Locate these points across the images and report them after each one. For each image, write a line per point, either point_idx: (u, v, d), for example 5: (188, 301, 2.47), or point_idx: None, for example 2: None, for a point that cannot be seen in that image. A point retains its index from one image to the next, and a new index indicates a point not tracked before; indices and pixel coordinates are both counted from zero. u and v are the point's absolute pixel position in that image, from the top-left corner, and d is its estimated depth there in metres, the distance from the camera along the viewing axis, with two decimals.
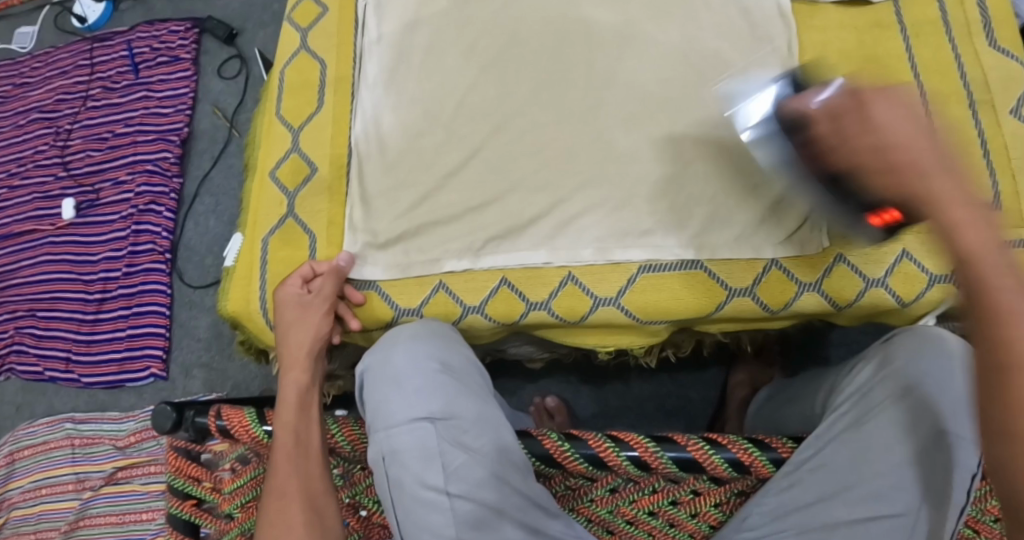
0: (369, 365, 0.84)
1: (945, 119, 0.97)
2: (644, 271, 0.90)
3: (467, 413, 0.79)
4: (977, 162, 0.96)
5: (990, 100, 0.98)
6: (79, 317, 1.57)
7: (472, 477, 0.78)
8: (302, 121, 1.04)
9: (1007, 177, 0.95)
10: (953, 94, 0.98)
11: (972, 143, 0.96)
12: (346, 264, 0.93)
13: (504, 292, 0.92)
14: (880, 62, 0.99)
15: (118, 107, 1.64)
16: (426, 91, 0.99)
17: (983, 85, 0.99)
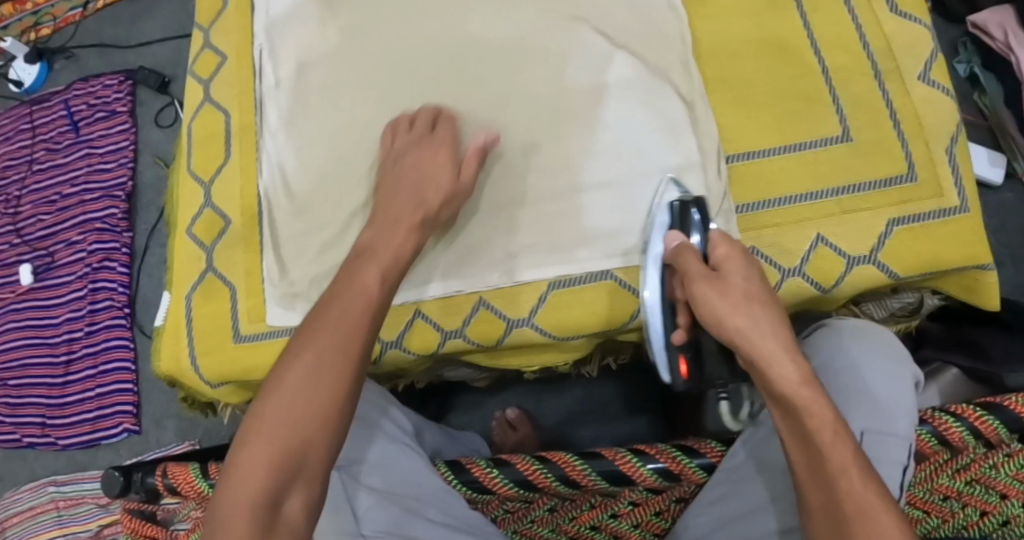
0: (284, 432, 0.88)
1: (850, 95, 0.94)
2: (555, 288, 0.89)
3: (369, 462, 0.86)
4: (890, 135, 0.92)
5: (895, 67, 0.96)
6: (48, 382, 1.58)
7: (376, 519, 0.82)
8: (211, 174, 1.04)
9: (921, 146, 0.92)
10: (858, 66, 0.96)
11: (882, 115, 0.93)
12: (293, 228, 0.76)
13: (420, 324, 0.91)
14: (783, 46, 0.96)
15: (62, 168, 1.64)
16: (325, 132, 0.99)
17: (887, 53, 0.96)
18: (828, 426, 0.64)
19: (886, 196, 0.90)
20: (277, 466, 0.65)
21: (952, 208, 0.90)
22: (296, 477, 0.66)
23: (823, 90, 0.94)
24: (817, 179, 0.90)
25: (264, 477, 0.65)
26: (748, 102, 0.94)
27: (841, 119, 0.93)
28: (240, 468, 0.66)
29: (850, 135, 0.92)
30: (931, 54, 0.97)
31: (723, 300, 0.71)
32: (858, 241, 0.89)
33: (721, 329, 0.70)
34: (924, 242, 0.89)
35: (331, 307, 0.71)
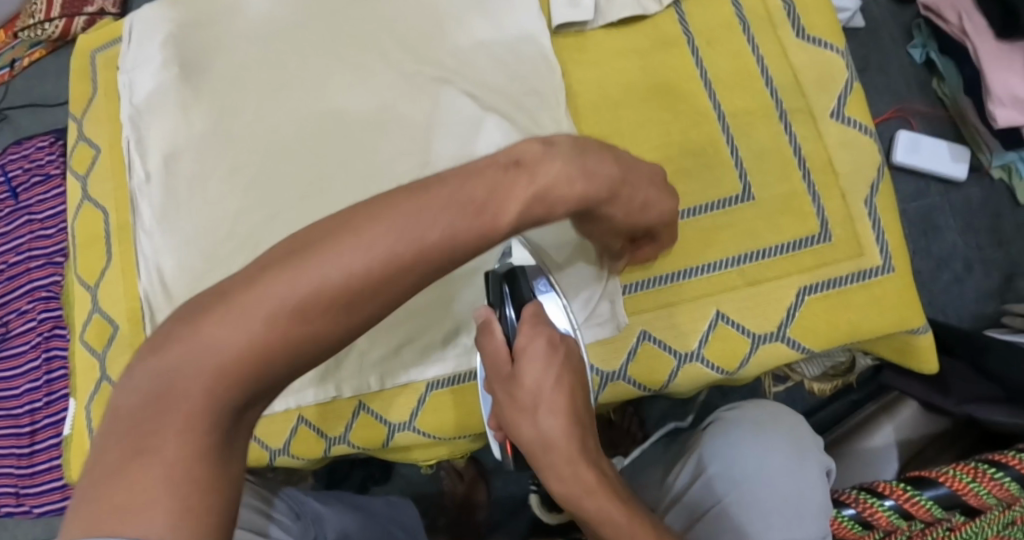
0: None
1: (751, 144, 0.86)
2: (435, 387, 0.84)
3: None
4: (800, 189, 0.85)
5: (805, 105, 0.87)
6: (15, 452, 1.57)
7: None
8: (97, 276, 1.01)
9: (835, 199, 0.85)
10: (761, 108, 0.87)
11: (789, 165, 0.86)
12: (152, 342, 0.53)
13: (305, 431, 0.86)
14: (672, 91, 0.89)
15: (6, 236, 1.61)
16: (200, 226, 0.94)
17: (794, 90, 0.88)
18: (591, 499, 0.67)
19: (797, 260, 0.83)
20: (232, 389, 0.54)
21: (871, 268, 0.83)
22: (271, 368, 0.55)
23: (720, 142, 0.87)
24: (720, 246, 0.84)
25: (210, 385, 0.54)
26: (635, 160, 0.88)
27: (740, 174, 0.85)
28: (157, 397, 0.53)
29: (752, 194, 0.85)
30: (845, 86, 0.87)
31: (514, 404, 0.68)
32: (763, 317, 0.82)
33: (516, 435, 0.69)
34: (839, 313, 0.82)
35: (361, 217, 0.57)
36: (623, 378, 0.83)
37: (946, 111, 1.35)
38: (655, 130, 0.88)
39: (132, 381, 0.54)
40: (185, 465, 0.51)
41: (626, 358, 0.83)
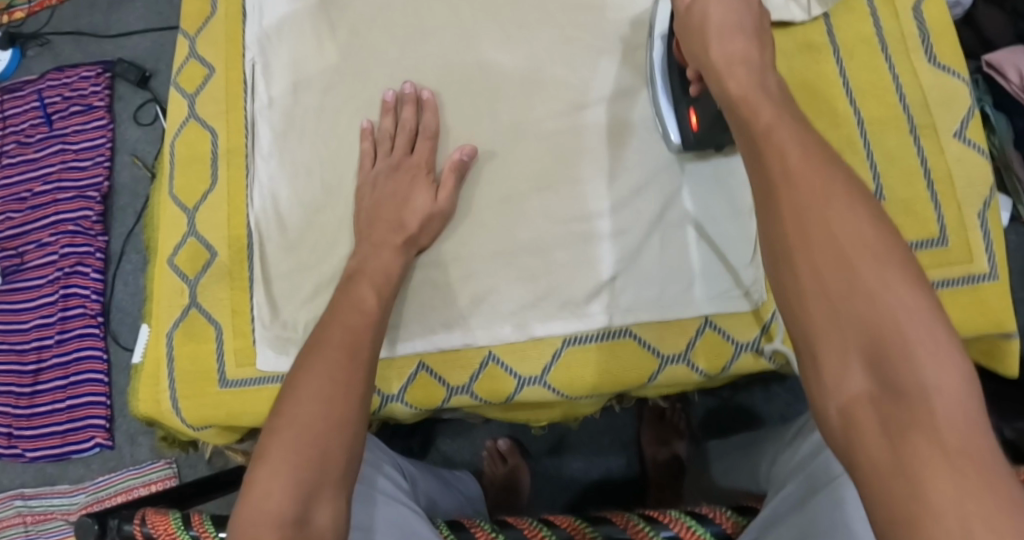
0: None
1: (884, 150, 0.91)
2: (569, 344, 0.85)
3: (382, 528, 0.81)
4: (921, 194, 0.90)
5: (931, 123, 0.92)
6: (15, 391, 1.50)
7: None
8: (196, 200, 0.95)
9: (952, 208, 0.89)
10: (891, 118, 0.92)
11: (915, 175, 0.90)
12: (311, 405, 0.71)
13: (423, 377, 0.87)
14: (815, 91, 0.93)
15: (34, 163, 1.54)
16: (320, 159, 0.92)
17: (923, 109, 0.92)
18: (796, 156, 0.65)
19: (917, 259, 0.89)
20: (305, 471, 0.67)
21: (981, 274, 0.87)
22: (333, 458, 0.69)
23: (856, 142, 0.92)
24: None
25: (285, 495, 0.66)
26: None
27: (873, 173, 0.91)
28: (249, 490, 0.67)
29: (883, 195, 0.90)
30: (970, 110, 0.92)
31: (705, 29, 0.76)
32: None
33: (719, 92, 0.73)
34: (952, 308, 0.86)
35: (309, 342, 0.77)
36: (752, 348, 0.85)
37: (992, 163, 1.29)
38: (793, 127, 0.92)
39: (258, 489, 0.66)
40: None
41: (758, 332, 0.85)
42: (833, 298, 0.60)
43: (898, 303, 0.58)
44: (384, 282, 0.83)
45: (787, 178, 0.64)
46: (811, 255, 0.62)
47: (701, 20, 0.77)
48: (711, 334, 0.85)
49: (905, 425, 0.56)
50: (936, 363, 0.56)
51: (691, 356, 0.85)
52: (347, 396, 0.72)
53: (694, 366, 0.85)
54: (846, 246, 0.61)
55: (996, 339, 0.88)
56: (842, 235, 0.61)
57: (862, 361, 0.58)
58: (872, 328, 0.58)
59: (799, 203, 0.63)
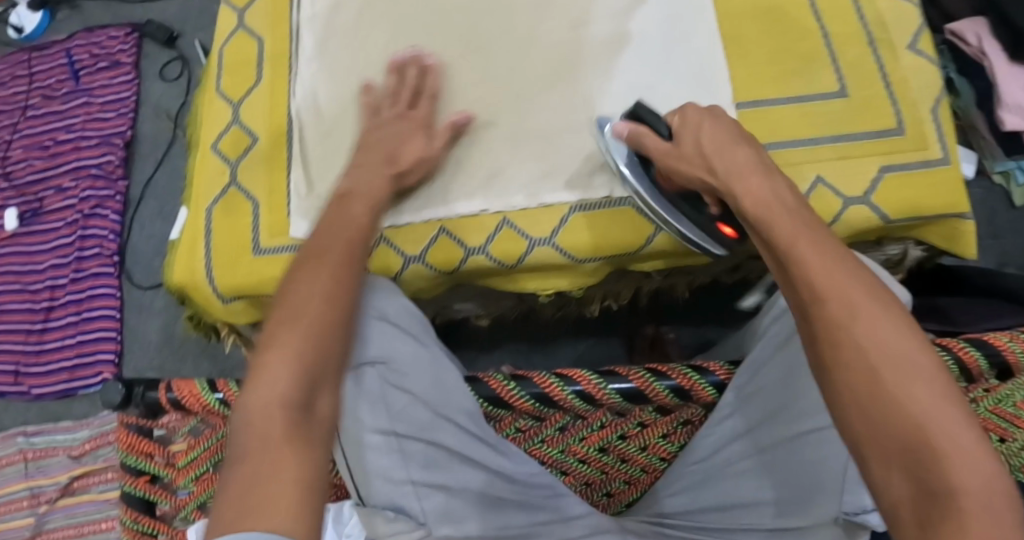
0: None
1: (846, 60, 0.94)
2: (576, 211, 0.93)
3: (405, 356, 0.81)
4: (880, 92, 0.92)
5: (888, 37, 0.95)
6: (26, 328, 1.55)
7: (419, 417, 0.80)
8: (241, 94, 1.04)
9: (908, 105, 0.92)
10: (851, 35, 0.95)
11: (873, 75, 0.93)
12: (316, 290, 0.74)
13: (444, 241, 0.94)
14: (781, 15, 0.95)
15: (60, 115, 1.63)
16: (356, 63, 1.01)
17: (880, 24, 0.95)
18: (791, 230, 0.72)
19: (875, 147, 0.91)
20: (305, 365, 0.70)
21: (935, 160, 0.90)
22: (328, 354, 0.72)
23: (822, 53, 0.94)
24: (812, 128, 0.91)
25: (292, 381, 0.70)
26: (753, 56, 0.94)
27: (837, 76, 0.93)
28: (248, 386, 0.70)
29: (847, 91, 0.92)
30: (919, 27, 0.96)
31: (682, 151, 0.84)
32: (852, 181, 0.89)
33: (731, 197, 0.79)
34: (910, 189, 0.89)
35: (311, 242, 0.79)
36: None
37: (960, 123, 1.46)
38: (761, 38, 0.95)
39: (261, 384, 0.69)
40: (284, 460, 0.66)
41: None
42: (871, 413, 0.65)
43: (922, 400, 0.64)
44: (375, 203, 0.85)
45: (824, 289, 0.69)
46: (852, 360, 0.67)
47: (693, 141, 0.83)
48: None
49: (938, 523, 0.60)
50: (962, 454, 0.62)
51: None
52: (337, 281, 0.76)
53: None
54: (889, 361, 0.65)
55: (955, 221, 0.91)
56: (879, 346, 0.66)
57: (901, 470, 0.63)
58: (907, 432, 0.63)
59: (839, 317, 0.68)
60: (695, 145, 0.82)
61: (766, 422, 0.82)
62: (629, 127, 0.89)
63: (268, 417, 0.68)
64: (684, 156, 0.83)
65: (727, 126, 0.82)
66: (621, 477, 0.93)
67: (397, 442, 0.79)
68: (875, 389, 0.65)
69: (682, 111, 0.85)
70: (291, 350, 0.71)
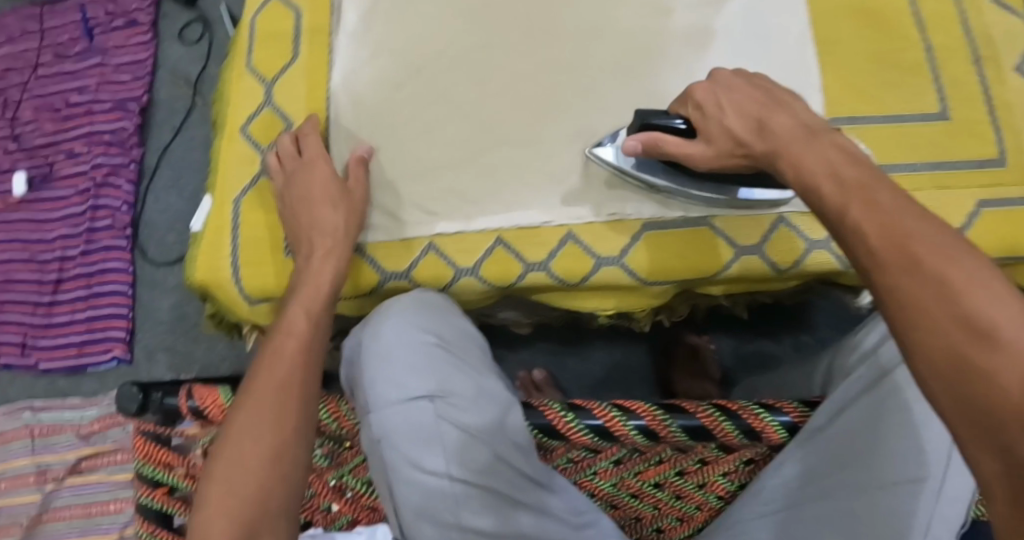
0: (359, 339, 0.79)
1: (948, 75, 0.90)
2: (650, 228, 0.86)
3: (463, 391, 0.75)
4: (982, 117, 0.89)
5: (995, 55, 0.91)
6: (33, 300, 1.49)
7: (475, 459, 0.75)
8: (275, 72, 0.95)
9: (1012, 133, 0.88)
10: (956, 47, 0.91)
11: (976, 96, 0.89)
12: (275, 365, 0.74)
13: (500, 253, 0.86)
14: (878, 17, 0.92)
15: (73, 75, 1.54)
16: (403, 44, 0.92)
17: (987, 40, 0.92)
18: (849, 198, 0.64)
19: (975, 176, 0.87)
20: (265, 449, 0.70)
21: None
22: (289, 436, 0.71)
23: (923, 66, 0.90)
24: (913, 152, 0.88)
25: (248, 469, 0.69)
26: (850, 66, 0.90)
27: (939, 94, 0.89)
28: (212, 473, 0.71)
29: (948, 113, 0.89)
30: None
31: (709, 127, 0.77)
32: (948, 214, 0.85)
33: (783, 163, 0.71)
34: (1005, 226, 0.85)
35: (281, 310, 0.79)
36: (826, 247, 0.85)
37: None
38: (863, 46, 0.91)
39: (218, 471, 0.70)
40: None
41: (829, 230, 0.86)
42: (953, 379, 0.57)
43: (1011, 355, 0.55)
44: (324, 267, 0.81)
45: (900, 236, 0.61)
46: (932, 311, 0.58)
47: (718, 122, 0.77)
48: (786, 230, 0.86)
49: None
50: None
51: (766, 250, 0.85)
52: (298, 356, 0.74)
53: (770, 259, 0.85)
54: (970, 316, 0.57)
55: None
56: (966, 295, 0.57)
57: (993, 445, 0.55)
58: (994, 397, 0.55)
59: (916, 263, 0.59)
60: (726, 134, 0.76)
61: (837, 469, 0.79)
62: (644, 137, 0.80)
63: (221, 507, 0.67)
64: (720, 150, 0.77)
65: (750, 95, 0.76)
66: (674, 514, 0.90)
67: (451, 485, 0.74)
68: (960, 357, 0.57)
69: (699, 102, 0.78)
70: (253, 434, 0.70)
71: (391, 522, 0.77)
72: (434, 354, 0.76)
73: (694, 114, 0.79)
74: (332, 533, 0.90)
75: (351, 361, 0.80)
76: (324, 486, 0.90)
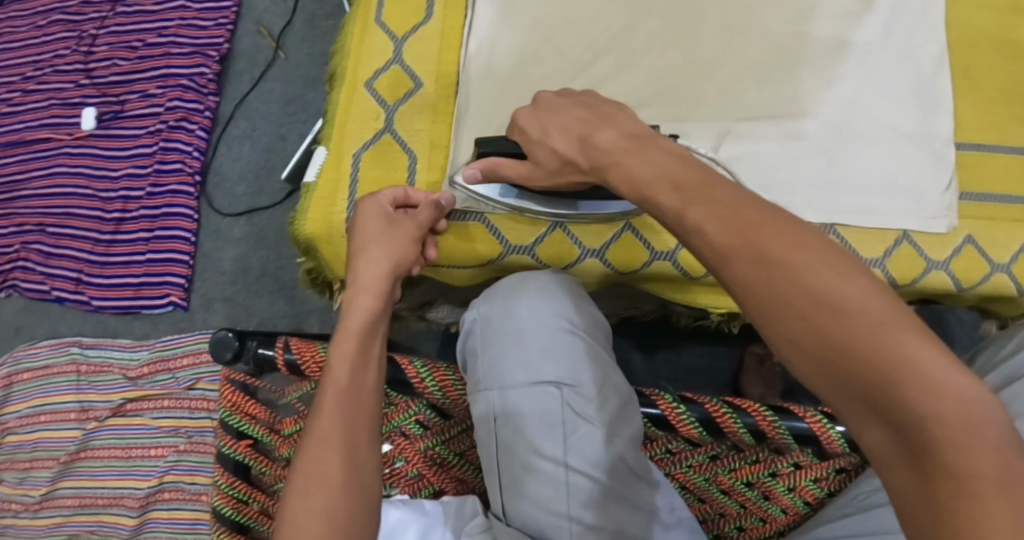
0: (486, 313, 0.79)
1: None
2: None
3: (594, 382, 0.74)
4: None
5: None
6: (93, 236, 1.48)
7: (594, 451, 0.73)
8: (406, 32, 0.95)
9: None
10: None
11: None
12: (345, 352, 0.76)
13: (628, 238, 0.88)
14: (1016, 47, 0.92)
15: (152, 16, 1.53)
16: (545, 21, 0.93)
17: None
18: (672, 196, 0.63)
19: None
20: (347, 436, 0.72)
21: None
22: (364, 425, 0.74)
23: None
24: None
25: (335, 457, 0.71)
26: (981, 93, 0.91)
27: None
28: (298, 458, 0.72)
29: None
30: None
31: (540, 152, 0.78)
32: None
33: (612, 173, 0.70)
34: None
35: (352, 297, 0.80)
36: (944, 268, 0.85)
37: None
38: (996, 76, 0.91)
39: (303, 457, 0.72)
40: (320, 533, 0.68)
41: (951, 252, 0.86)
42: (823, 362, 0.55)
43: (868, 323, 0.54)
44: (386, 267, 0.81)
45: (740, 224, 0.59)
46: (788, 299, 0.56)
47: (542, 138, 0.78)
48: (909, 248, 0.85)
49: (939, 501, 0.50)
50: (930, 376, 0.51)
51: (886, 264, 0.85)
52: (366, 345, 0.77)
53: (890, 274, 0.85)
54: (821, 292, 0.55)
55: None
56: (814, 272, 0.56)
57: (872, 416, 0.53)
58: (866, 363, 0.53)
59: (767, 254, 0.57)
60: (554, 156, 0.77)
61: None
62: (481, 165, 0.83)
63: (312, 490, 0.70)
64: (553, 169, 0.78)
65: (567, 113, 0.76)
66: (758, 513, 0.90)
67: (565, 475, 0.73)
68: (826, 338, 0.55)
69: (523, 126, 0.79)
70: (327, 420, 0.73)
71: (491, 497, 0.77)
72: (571, 343, 0.75)
73: (522, 138, 0.80)
74: (420, 500, 0.89)
75: (472, 334, 0.79)
76: (416, 453, 0.90)
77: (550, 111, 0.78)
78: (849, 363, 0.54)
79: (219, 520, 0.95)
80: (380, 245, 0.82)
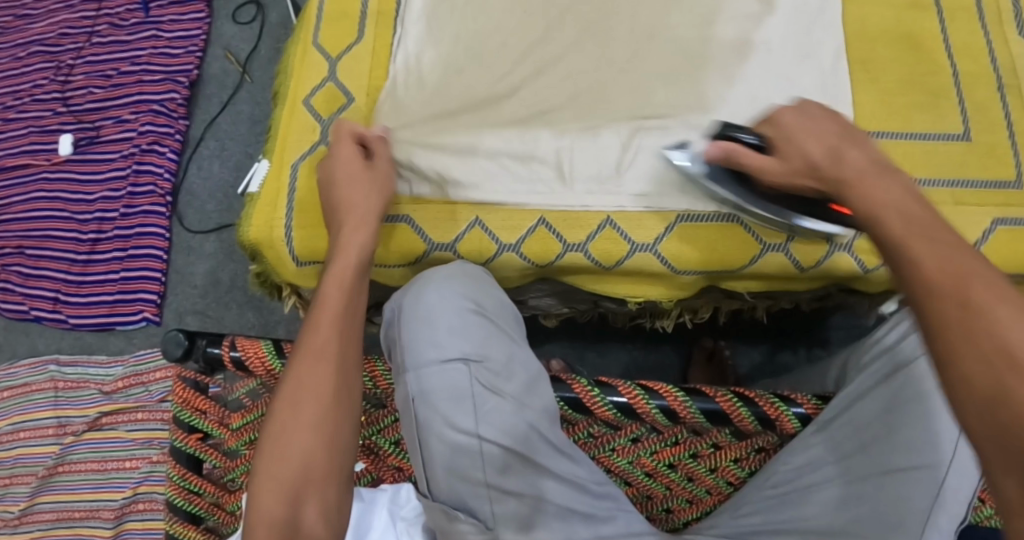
0: (400, 303, 0.84)
1: (973, 100, 0.97)
2: (683, 221, 0.92)
3: (499, 357, 0.80)
4: (1002, 142, 0.95)
5: (1019, 85, 0.98)
6: (69, 257, 1.53)
7: (505, 419, 0.79)
8: (340, 50, 1.03)
9: None
10: (982, 74, 0.98)
11: (999, 125, 0.96)
12: (341, 269, 0.81)
13: (542, 232, 0.93)
14: (915, 40, 0.99)
15: (125, 45, 1.61)
16: (467, 32, 1.01)
17: (1012, 71, 0.99)
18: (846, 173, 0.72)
19: (990, 197, 0.93)
20: (340, 356, 0.77)
21: None
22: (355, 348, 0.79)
23: (951, 90, 0.97)
24: (934, 170, 0.94)
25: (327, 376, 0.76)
26: (883, 84, 0.97)
27: (962, 118, 0.96)
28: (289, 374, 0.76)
29: (970, 136, 0.95)
30: None
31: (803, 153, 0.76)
32: (965, 231, 0.92)
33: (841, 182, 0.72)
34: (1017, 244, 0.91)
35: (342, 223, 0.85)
36: (848, 251, 0.91)
37: None
38: (898, 69, 0.98)
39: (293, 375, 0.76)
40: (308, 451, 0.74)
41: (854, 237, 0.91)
42: (1001, 439, 0.58)
43: None
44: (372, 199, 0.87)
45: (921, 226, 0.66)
46: (940, 297, 0.62)
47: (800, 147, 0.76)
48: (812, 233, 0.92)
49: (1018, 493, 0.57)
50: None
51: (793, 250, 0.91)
52: (358, 267, 0.82)
53: (794, 256, 0.91)
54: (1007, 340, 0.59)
55: None
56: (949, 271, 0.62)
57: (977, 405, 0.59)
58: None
59: (968, 296, 0.61)
60: (803, 159, 0.76)
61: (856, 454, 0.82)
62: (724, 148, 0.81)
63: (300, 408, 0.75)
64: (794, 171, 0.77)
65: (829, 125, 0.76)
66: (684, 495, 0.93)
67: (477, 444, 0.78)
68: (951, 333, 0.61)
69: (781, 122, 0.79)
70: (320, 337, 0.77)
71: (418, 478, 0.81)
72: (477, 322, 0.81)
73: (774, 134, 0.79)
74: (358, 488, 0.93)
75: (388, 324, 0.84)
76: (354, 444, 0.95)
77: (799, 112, 0.78)
78: (972, 347, 0.60)
79: (170, 509, 1.01)
80: (362, 186, 0.88)
